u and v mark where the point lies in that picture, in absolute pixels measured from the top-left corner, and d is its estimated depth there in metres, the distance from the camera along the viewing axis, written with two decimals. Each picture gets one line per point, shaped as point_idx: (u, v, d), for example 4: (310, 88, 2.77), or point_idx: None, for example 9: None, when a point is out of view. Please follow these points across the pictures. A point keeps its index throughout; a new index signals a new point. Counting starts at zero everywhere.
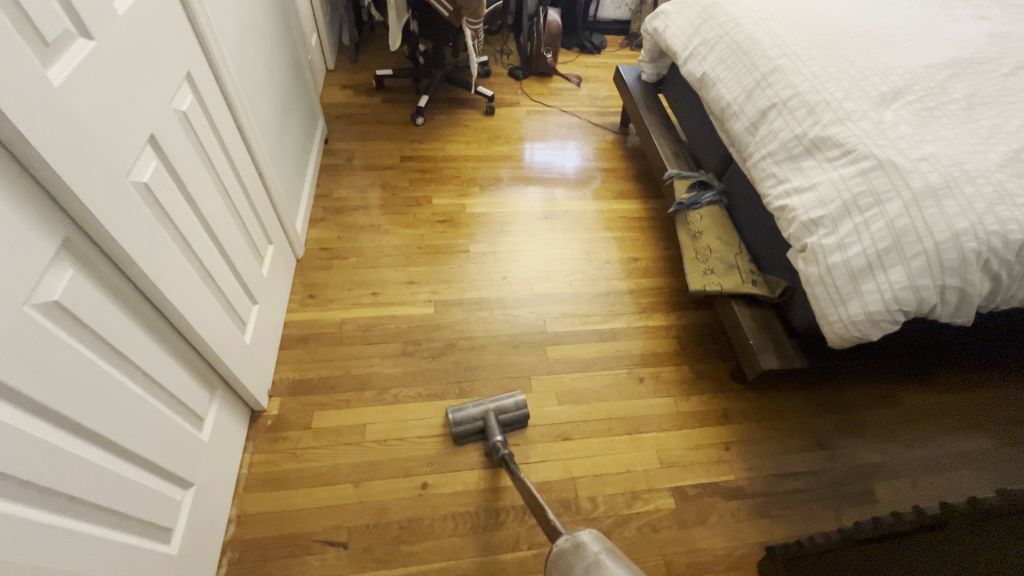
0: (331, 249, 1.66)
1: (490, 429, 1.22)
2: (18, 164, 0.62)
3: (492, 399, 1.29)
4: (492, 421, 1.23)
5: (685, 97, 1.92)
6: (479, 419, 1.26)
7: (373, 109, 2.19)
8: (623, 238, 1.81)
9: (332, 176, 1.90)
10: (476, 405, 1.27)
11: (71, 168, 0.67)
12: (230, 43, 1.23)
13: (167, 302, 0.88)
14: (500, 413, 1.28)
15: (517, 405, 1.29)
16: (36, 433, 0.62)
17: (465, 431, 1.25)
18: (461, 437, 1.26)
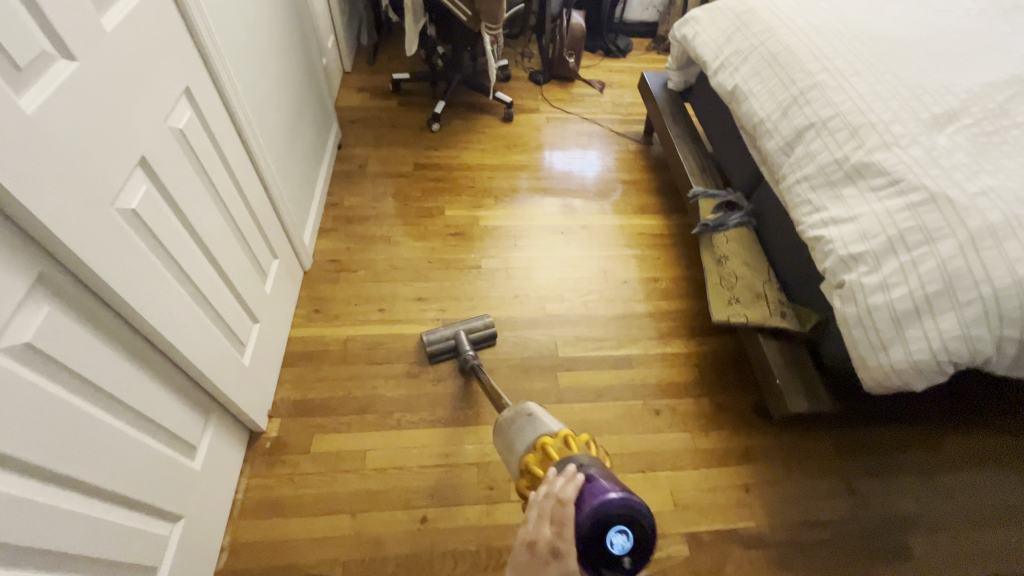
0: (340, 261, 1.61)
1: (461, 346, 1.35)
2: None
3: (462, 322, 1.41)
4: (463, 339, 1.36)
5: (713, 108, 1.82)
6: (450, 338, 1.38)
7: (389, 113, 2.14)
8: (643, 256, 1.73)
9: (344, 183, 1.85)
10: (447, 327, 1.40)
11: (46, 203, 0.62)
12: (235, 52, 1.18)
13: (156, 333, 0.83)
14: (470, 333, 1.40)
15: (484, 325, 1.42)
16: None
17: (438, 349, 1.37)
18: (435, 357, 1.38)
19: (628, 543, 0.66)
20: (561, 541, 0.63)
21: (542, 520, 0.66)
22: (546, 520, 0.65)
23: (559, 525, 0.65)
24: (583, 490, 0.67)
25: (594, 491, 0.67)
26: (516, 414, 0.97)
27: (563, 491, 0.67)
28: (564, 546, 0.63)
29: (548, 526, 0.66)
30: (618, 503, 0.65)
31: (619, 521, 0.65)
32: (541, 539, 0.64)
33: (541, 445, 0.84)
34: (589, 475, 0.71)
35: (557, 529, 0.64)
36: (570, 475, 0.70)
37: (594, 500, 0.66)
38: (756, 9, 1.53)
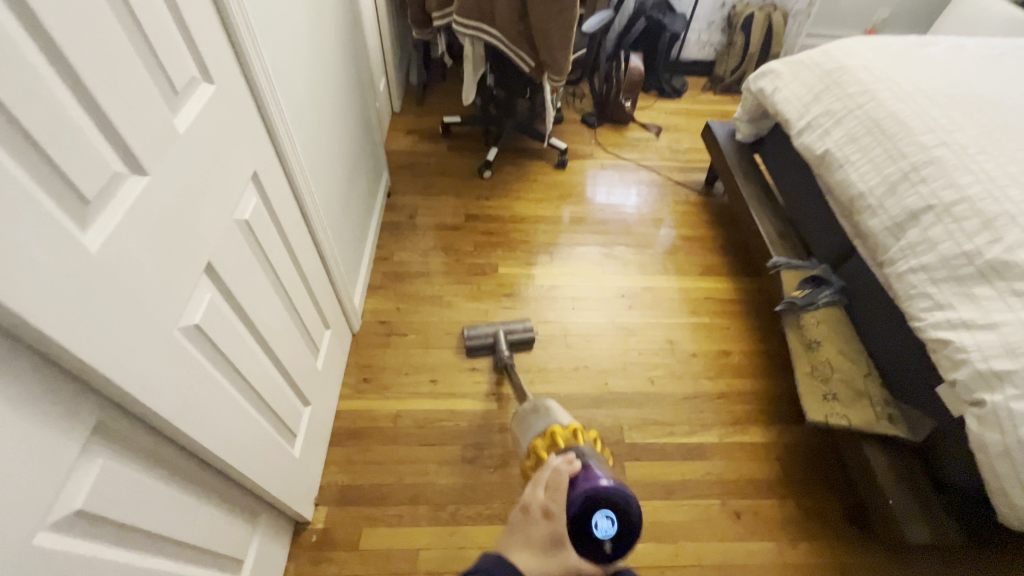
0: (389, 322, 1.53)
1: (500, 346, 1.40)
2: (43, 359, 0.50)
3: (503, 322, 1.46)
4: (502, 339, 1.41)
5: (787, 165, 1.68)
6: (490, 337, 1.44)
7: (438, 157, 2.07)
8: (710, 325, 1.60)
9: (393, 234, 1.77)
10: (489, 325, 1.45)
11: (107, 350, 0.54)
12: (299, 120, 1.12)
13: (212, 454, 0.75)
14: (509, 335, 1.45)
15: (524, 328, 1.45)
16: None
17: (477, 346, 1.43)
18: (472, 352, 1.45)
19: (612, 528, 0.75)
20: (551, 501, 0.76)
21: (539, 486, 0.80)
22: (542, 485, 0.80)
23: (552, 490, 0.78)
24: (580, 472, 0.81)
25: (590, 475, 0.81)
26: (534, 411, 1.17)
27: (563, 467, 0.80)
28: (553, 507, 0.76)
29: (543, 491, 0.80)
30: (608, 484, 0.77)
31: (607, 500, 0.76)
32: (535, 499, 0.78)
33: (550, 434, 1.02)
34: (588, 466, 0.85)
35: (550, 493, 0.78)
36: (571, 459, 0.84)
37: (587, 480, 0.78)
38: (849, 67, 1.41)
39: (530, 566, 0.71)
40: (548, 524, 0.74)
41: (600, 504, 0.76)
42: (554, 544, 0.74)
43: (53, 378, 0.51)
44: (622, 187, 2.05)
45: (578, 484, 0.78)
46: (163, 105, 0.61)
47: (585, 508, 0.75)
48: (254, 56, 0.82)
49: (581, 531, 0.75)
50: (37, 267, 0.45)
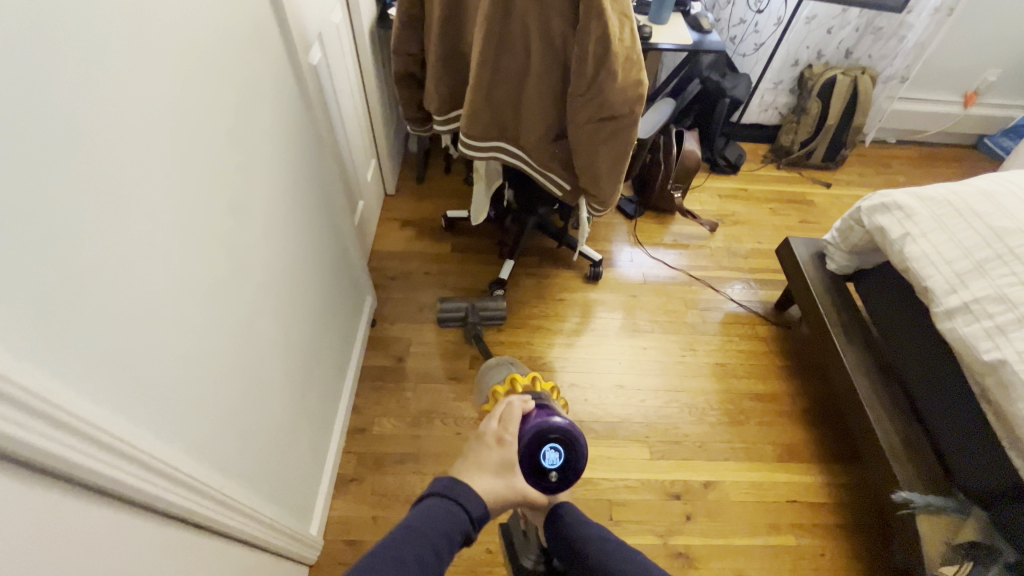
0: (361, 544, 1.12)
1: (471, 322, 1.42)
2: None
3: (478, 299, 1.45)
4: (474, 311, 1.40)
5: (901, 328, 1.22)
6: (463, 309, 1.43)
7: (439, 262, 1.65)
8: (799, 550, 1.18)
9: (376, 389, 1.36)
10: (462, 298, 1.44)
11: None
12: (212, 368, 0.68)
13: None
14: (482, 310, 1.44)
15: (497, 306, 1.44)
16: None
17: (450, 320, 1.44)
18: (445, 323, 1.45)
19: (558, 458, 0.84)
20: (505, 433, 0.84)
21: (497, 418, 0.87)
22: (498, 418, 0.87)
23: (506, 422, 0.86)
24: (533, 409, 0.88)
25: (541, 413, 0.88)
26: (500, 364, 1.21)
27: (518, 404, 0.87)
28: (507, 438, 0.83)
29: (497, 423, 0.87)
30: (556, 423, 0.84)
31: (555, 434, 0.84)
32: (492, 429, 0.86)
33: (511, 379, 1.03)
34: (542, 404, 0.91)
35: (504, 425, 0.85)
36: (526, 399, 0.90)
37: (537, 419, 0.85)
38: None
39: (486, 485, 0.78)
40: (501, 450, 0.82)
41: (547, 439, 0.84)
42: (506, 469, 0.81)
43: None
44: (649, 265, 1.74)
45: (529, 420, 0.85)
46: None
47: (534, 442, 0.83)
48: (25, 430, 0.38)
49: (531, 460, 0.83)
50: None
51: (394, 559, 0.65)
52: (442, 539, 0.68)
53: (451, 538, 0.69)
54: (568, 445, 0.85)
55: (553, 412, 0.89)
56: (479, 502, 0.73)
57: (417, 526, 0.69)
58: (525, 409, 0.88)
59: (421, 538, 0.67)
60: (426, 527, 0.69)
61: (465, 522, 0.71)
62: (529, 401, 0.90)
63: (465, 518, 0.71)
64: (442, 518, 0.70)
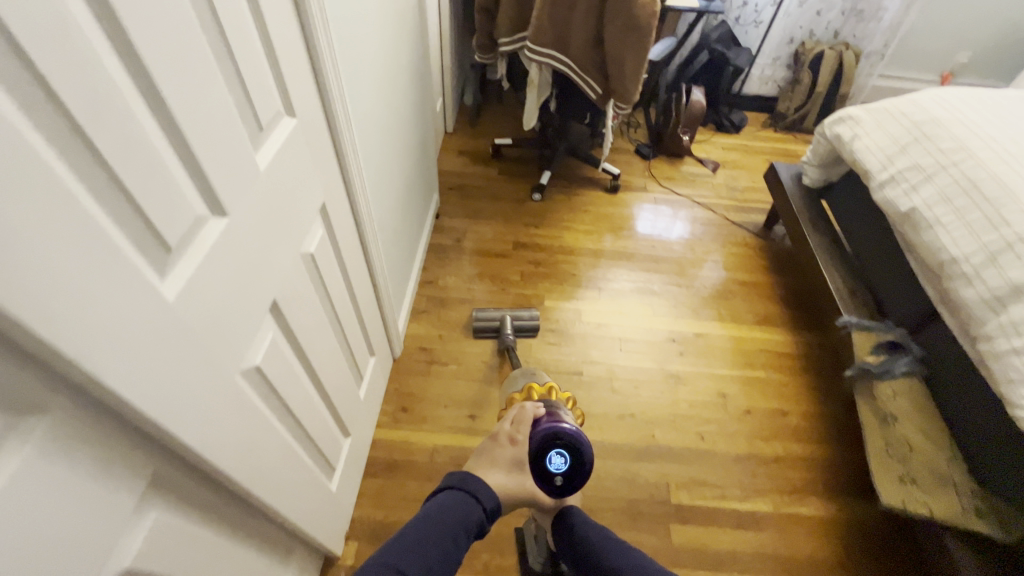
0: (430, 350, 1.50)
1: (505, 329, 1.48)
2: (117, 418, 0.48)
3: (511, 309, 1.53)
4: (508, 322, 1.48)
5: (856, 215, 1.57)
6: (496, 319, 1.52)
7: (488, 180, 2.05)
8: (767, 380, 1.50)
9: (439, 257, 1.75)
10: (497, 309, 1.53)
11: (179, 408, 0.52)
12: (372, 138, 1.10)
13: (257, 494, 0.72)
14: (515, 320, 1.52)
15: (530, 316, 1.53)
16: None
17: (485, 329, 1.52)
18: (479, 334, 1.53)
19: (564, 462, 0.88)
20: (517, 432, 0.91)
21: (511, 422, 0.94)
22: (513, 421, 0.94)
23: (518, 423, 0.92)
24: (543, 415, 0.93)
25: (552, 415, 0.94)
26: (522, 373, 1.23)
27: (530, 408, 0.94)
28: (518, 440, 0.90)
29: (511, 424, 0.94)
30: (562, 428, 0.89)
31: (561, 439, 0.88)
32: (506, 432, 0.92)
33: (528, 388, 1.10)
34: (554, 410, 0.96)
35: (516, 426, 0.92)
36: (538, 405, 0.96)
37: (545, 424, 0.90)
38: (941, 118, 1.32)
39: (498, 481, 0.87)
40: (512, 451, 0.89)
41: (552, 444, 0.88)
42: (516, 467, 0.88)
43: (97, 426, 0.45)
44: (664, 228, 1.95)
45: (537, 427, 0.90)
46: (249, 141, 0.59)
47: (541, 446, 0.88)
48: (332, 86, 0.80)
49: (538, 463, 0.89)
50: (90, 326, 0.40)
51: (416, 540, 0.72)
52: (460, 527, 0.75)
53: (468, 524, 0.77)
54: (575, 449, 0.88)
55: (562, 418, 0.93)
56: (491, 496, 0.82)
57: (430, 517, 0.76)
58: (537, 413, 0.94)
59: (441, 524, 0.74)
60: (440, 516, 0.75)
61: (481, 511, 0.79)
62: (541, 407, 0.96)
63: (479, 508, 0.79)
64: (459, 506, 0.78)
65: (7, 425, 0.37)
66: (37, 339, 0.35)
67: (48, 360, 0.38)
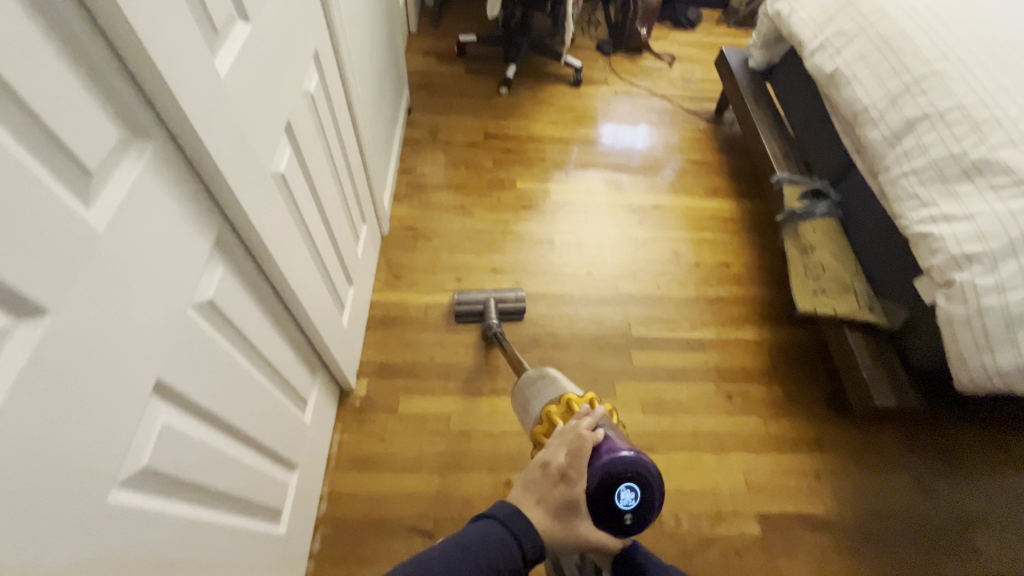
0: (415, 229, 1.64)
1: (489, 313, 1.38)
2: (191, 172, 0.60)
3: (495, 290, 1.43)
4: (492, 306, 1.39)
5: (795, 89, 1.73)
6: (480, 303, 1.42)
7: (456, 78, 2.11)
8: (713, 240, 1.72)
9: (414, 149, 1.85)
10: (480, 291, 1.43)
11: (235, 177, 0.65)
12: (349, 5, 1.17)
13: (291, 292, 0.87)
14: (500, 303, 1.43)
15: (516, 297, 1.43)
16: (200, 438, 0.64)
17: (468, 313, 1.42)
18: (463, 317, 1.43)
19: (634, 501, 0.65)
20: (573, 464, 0.65)
21: (561, 446, 0.67)
22: (565, 448, 0.66)
23: (575, 454, 0.65)
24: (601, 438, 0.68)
25: (610, 440, 0.69)
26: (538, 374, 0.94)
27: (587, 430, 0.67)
28: (573, 474, 0.65)
29: (563, 453, 0.66)
30: (630, 460, 0.66)
31: (630, 474, 0.65)
32: (555, 462, 0.65)
33: (566, 399, 0.82)
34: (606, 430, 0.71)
35: (571, 458, 0.65)
36: (592, 422, 0.70)
37: (607, 453, 0.66)
38: None
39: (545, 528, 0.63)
40: (564, 489, 0.64)
41: (618, 479, 0.65)
42: (567, 510, 0.64)
43: (180, 169, 0.58)
44: (630, 136, 2.02)
45: (597, 460, 0.66)
46: None
47: (604, 481, 0.65)
48: None
49: (599, 502, 0.65)
50: (178, 67, 0.52)
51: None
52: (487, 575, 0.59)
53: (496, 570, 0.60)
54: (647, 485, 0.66)
55: (619, 440, 0.70)
56: (533, 535, 0.62)
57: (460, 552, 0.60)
58: (596, 439, 0.67)
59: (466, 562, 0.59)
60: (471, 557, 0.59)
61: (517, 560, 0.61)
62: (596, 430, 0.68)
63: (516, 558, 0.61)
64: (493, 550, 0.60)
65: (129, 136, 0.50)
66: (145, 59, 0.48)
67: (148, 84, 0.50)
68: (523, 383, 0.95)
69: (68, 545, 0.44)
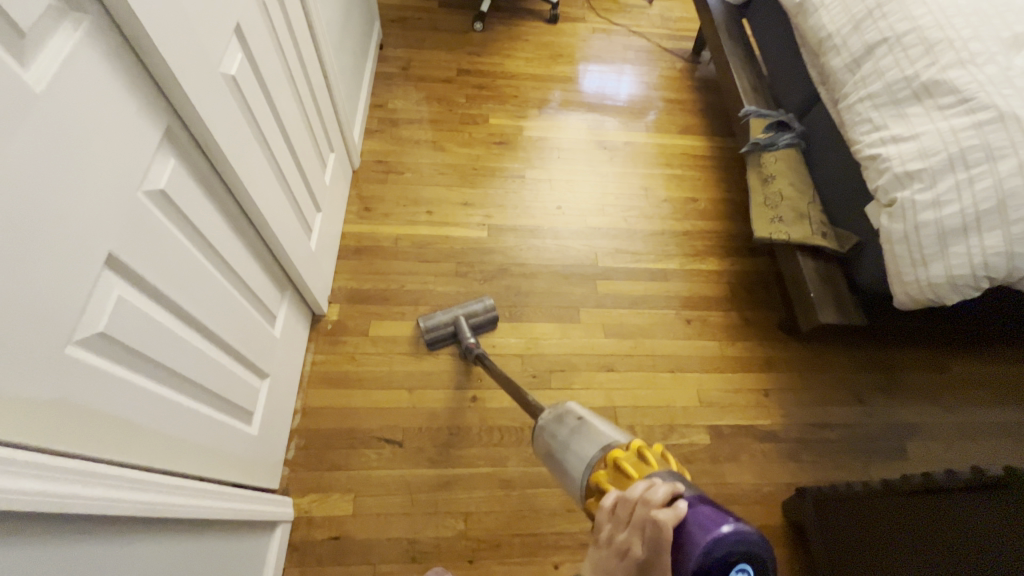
0: (386, 163, 1.64)
1: (463, 334, 1.23)
2: (136, 57, 0.62)
3: (460, 305, 1.27)
4: (464, 324, 1.23)
5: (769, 22, 1.72)
6: (449, 325, 1.25)
7: (429, 12, 2.06)
8: (683, 176, 1.74)
9: (387, 84, 1.83)
10: (445, 311, 1.26)
11: (183, 68, 0.67)
12: None
13: (251, 202, 0.89)
14: (469, 318, 1.27)
15: (485, 308, 1.28)
16: (161, 321, 0.68)
17: (440, 338, 1.26)
18: (434, 344, 1.26)
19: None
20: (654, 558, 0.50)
21: (634, 531, 0.52)
22: (640, 533, 0.51)
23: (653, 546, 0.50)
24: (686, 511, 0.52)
25: (696, 510, 0.52)
26: (565, 421, 0.77)
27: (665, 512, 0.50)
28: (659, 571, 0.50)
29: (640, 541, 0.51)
30: (737, 538, 0.49)
31: (736, 557, 0.49)
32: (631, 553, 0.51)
33: (611, 458, 0.65)
34: (686, 492, 0.55)
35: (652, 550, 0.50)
36: (662, 487, 0.53)
37: (704, 533, 0.50)
38: None
39: None
40: None
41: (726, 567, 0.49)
42: None
43: (121, 50, 0.59)
44: (614, 87, 1.96)
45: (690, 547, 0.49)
46: None
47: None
48: None
49: None
50: None
51: None
52: None
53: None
54: (756, 559, 0.50)
55: (707, 502, 0.53)
56: None
57: None
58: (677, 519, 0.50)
59: None
60: None
61: None
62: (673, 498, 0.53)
63: None
64: None
65: (66, 6, 0.51)
66: None
67: None
68: (549, 436, 0.78)
69: (29, 384, 0.48)
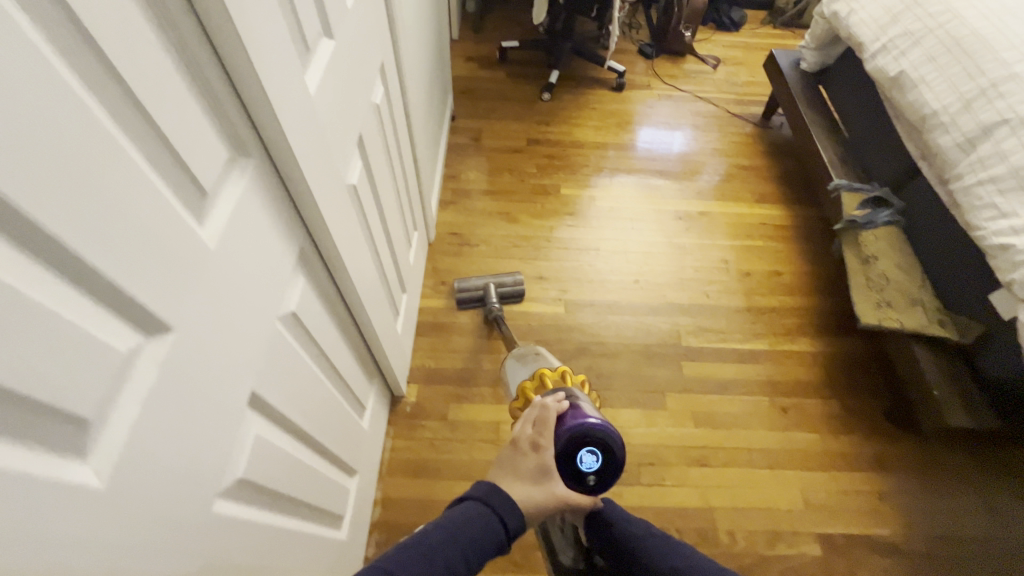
0: (460, 235, 1.64)
1: (490, 298, 1.41)
2: (282, 187, 0.62)
3: (493, 275, 1.46)
4: (492, 291, 1.42)
5: (850, 91, 1.68)
6: (480, 289, 1.45)
7: (497, 83, 2.11)
8: (764, 247, 1.67)
9: (459, 155, 1.86)
10: (479, 278, 1.46)
11: (319, 193, 0.67)
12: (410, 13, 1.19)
13: (358, 303, 0.88)
14: (499, 288, 1.46)
15: (514, 282, 1.47)
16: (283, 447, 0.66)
17: (469, 301, 1.45)
18: (463, 304, 1.45)
19: (597, 464, 0.69)
20: (541, 438, 0.69)
21: (528, 422, 0.72)
22: (532, 420, 0.72)
23: (541, 425, 0.70)
24: (567, 409, 0.72)
25: (576, 411, 0.72)
26: (521, 355, 1.02)
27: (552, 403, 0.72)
28: (542, 444, 0.69)
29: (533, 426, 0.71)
30: (593, 426, 0.69)
31: (592, 439, 0.69)
32: (523, 436, 0.71)
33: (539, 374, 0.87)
34: (576, 403, 0.75)
35: (538, 428, 0.70)
36: (559, 396, 0.75)
37: (573, 419, 0.70)
38: None
39: (525, 497, 0.66)
40: (535, 458, 0.68)
41: (582, 442, 0.68)
42: (542, 477, 0.67)
43: (272, 185, 0.59)
44: (665, 140, 1.98)
45: (563, 424, 0.70)
46: None
47: (570, 447, 0.68)
48: None
49: (567, 466, 0.69)
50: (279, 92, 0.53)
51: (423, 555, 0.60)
52: (474, 548, 0.61)
53: (482, 548, 0.62)
54: (607, 448, 0.69)
55: (587, 408, 0.73)
56: (515, 513, 0.65)
57: (451, 531, 0.62)
58: (560, 408, 0.72)
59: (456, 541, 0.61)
60: (459, 535, 0.62)
61: (502, 534, 0.63)
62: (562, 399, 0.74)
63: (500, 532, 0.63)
64: (478, 531, 0.62)
65: (233, 158, 0.51)
66: (253, 78, 0.49)
67: (253, 104, 0.52)
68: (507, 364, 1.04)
69: (176, 558, 0.45)
